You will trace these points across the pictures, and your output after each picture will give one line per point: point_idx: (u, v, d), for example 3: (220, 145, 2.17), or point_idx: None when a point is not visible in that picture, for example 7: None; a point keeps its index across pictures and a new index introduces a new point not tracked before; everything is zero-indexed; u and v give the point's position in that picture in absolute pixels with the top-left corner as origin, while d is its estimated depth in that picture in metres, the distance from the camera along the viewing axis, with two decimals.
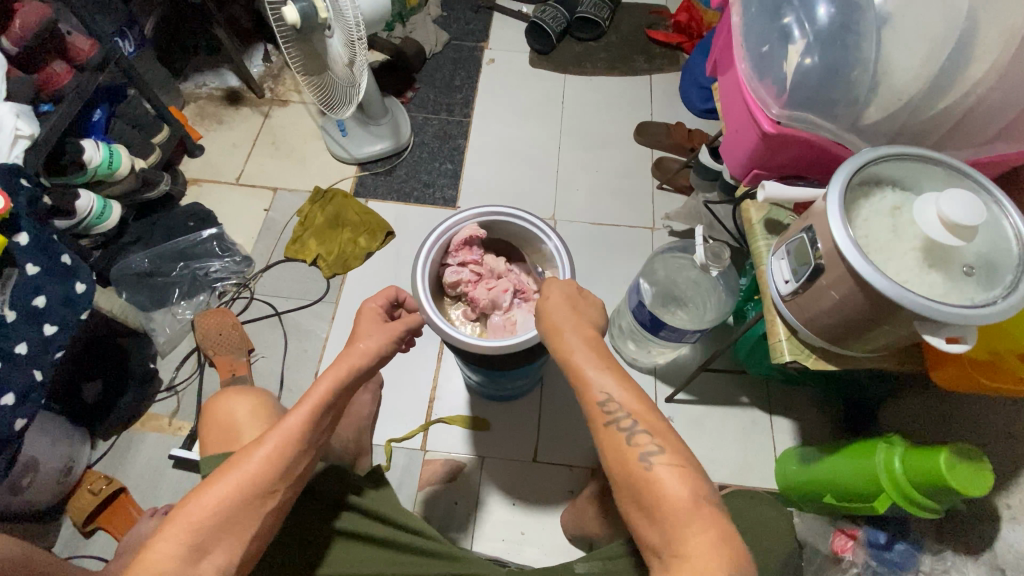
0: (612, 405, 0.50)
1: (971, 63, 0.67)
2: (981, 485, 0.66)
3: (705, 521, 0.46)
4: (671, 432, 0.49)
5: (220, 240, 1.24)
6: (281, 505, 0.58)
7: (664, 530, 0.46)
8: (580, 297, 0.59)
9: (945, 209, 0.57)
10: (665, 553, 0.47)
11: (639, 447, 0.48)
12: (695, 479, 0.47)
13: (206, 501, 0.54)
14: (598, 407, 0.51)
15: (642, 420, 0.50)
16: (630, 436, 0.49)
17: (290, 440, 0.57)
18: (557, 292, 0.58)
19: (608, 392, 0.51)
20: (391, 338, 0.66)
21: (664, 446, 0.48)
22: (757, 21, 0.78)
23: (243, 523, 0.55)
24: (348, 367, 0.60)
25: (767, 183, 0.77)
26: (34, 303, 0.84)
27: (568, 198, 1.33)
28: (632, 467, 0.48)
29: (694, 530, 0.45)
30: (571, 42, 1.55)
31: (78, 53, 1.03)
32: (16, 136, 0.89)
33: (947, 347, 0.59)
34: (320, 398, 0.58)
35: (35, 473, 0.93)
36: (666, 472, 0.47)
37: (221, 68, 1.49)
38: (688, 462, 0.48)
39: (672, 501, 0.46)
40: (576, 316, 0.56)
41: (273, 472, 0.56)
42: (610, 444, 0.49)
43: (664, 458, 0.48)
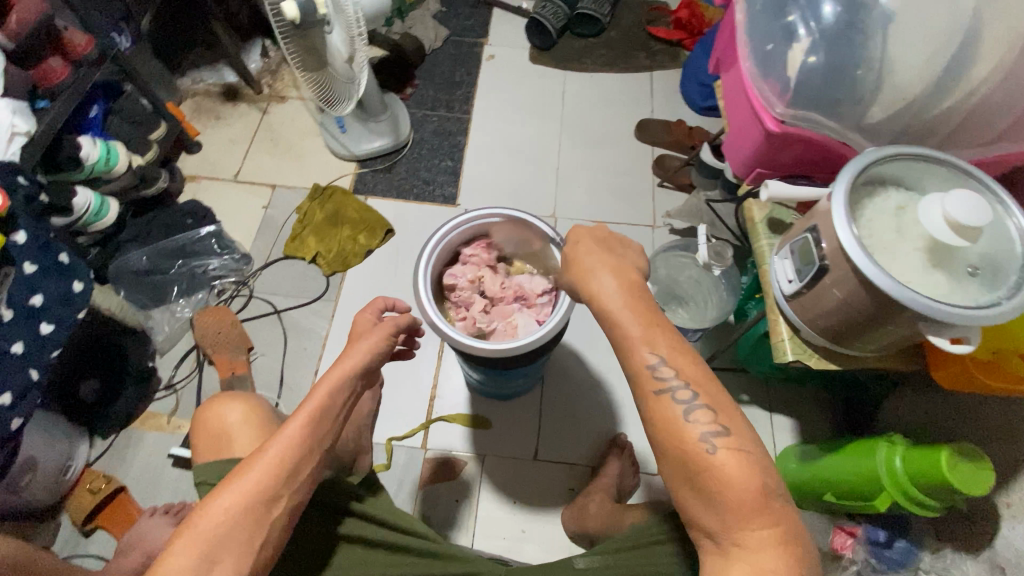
0: (664, 372, 0.49)
1: (977, 62, 0.66)
2: (982, 485, 0.66)
3: (772, 513, 0.46)
4: (734, 413, 0.49)
5: (219, 238, 1.23)
6: (290, 510, 0.58)
7: (725, 515, 0.46)
8: (611, 239, 0.58)
9: (950, 210, 0.57)
10: (721, 536, 0.47)
11: (699, 426, 0.48)
12: (759, 465, 0.47)
13: (212, 511, 0.54)
14: (651, 373, 0.49)
15: (701, 395, 0.49)
16: (688, 412, 0.48)
17: (292, 446, 0.57)
18: (586, 238, 0.57)
19: (661, 358, 0.50)
20: (386, 337, 0.65)
21: (729, 429, 0.47)
22: (762, 19, 0.79)
23: (251, 530, 0.54)
24: (344, 371, 0.61)
25: (772, 182, 0.77)
26: (31, 302, 0.83)
27: (569, 195, 1.33)
28: (690, 447, 0.47)
29: (757, 520, 0.45)
30: (571, 38, 1.54)
31: (74, 48, 1.02)
32: (13, 133, 0.88)
33: (951, 347, 0.59)
34: (319, 402, 0.59)
35: (33, 473, 0.92)
36: (727, 456, 0.46)
37: (219, 63, 1.48)
38: (751, 446, 0.47)
39: (737, 487, 0.46)
40: (615, 263, 0.55)
41: (276, 477, 0.56)
42: (664, 415, 0.49)
43: (725, 440, 0.47)
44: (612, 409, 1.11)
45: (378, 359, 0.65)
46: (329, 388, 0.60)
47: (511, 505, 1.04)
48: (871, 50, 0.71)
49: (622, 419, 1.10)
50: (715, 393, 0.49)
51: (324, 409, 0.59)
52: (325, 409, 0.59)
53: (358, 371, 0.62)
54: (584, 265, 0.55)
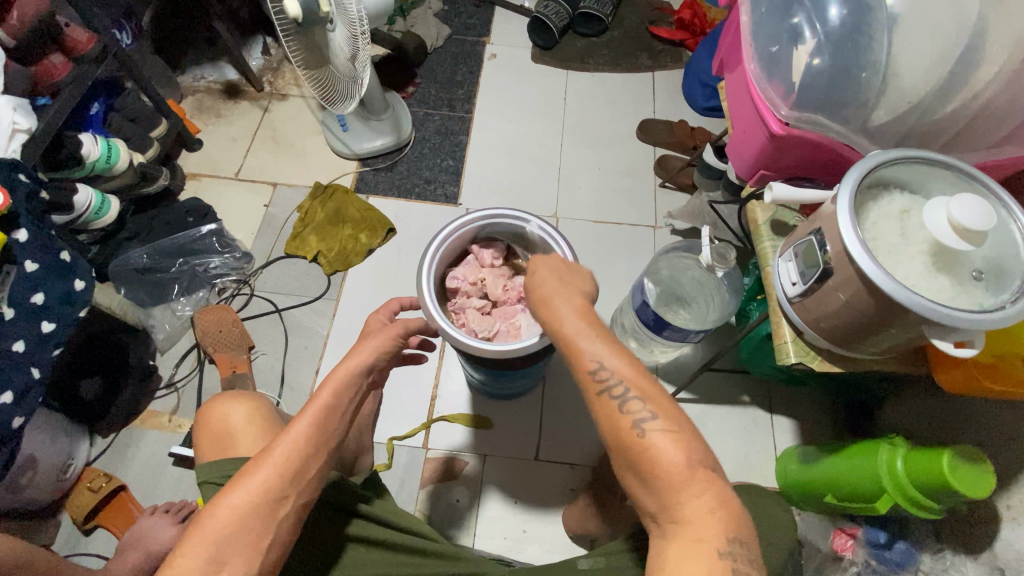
0: (604, 373, 0.49)
1: (982, 66, 0.67)
2: (984, 486, 0.66)
3: (702, 485, 0.46)
4: (663, 397, 0.48)
5: (220, 236, 1.22)
6: (298, 510, 0.57)
7: (660, 494, 0.46)
8: (568, 267, 0.57)
9: (956, 214, 0.57)
10: (661, 516, 0.47)
11: (632, 415, 0.47)
12: (692, 443, 0.47)
13: (220, 513, 0.54)
14: (590, 376, 0.49)
15: (636, 388, 0.48)
16: (623, 404, 0.48)
17: (298, 445, 0.57)
18: (547, 273, 0.55)
19: (601, 360, 0.49)
20: (394, 337, 0.65)
21: (659, 413, 0.47)
22: (767, 20, 0.78)
23: (258, 532, 0.54)
24: (349, 370, 0.61)
25: (776, 183, 0.77)
26: (33, 300, 0.83)
27: (571, 195, 1.32)
28: (626, 435, 0.47)
29: (689, 496, 0.45)
30: (573, 38, 1.54)
31: (76, 45, 1.01)
32: (14, 130, 0.88)
33: (955, 351, 0.59)
34: (325, 401, 0.59)
35: (34, 471, 0.92)
36: (659, 438, 0.46)
37: (220, 61, 1.47)
38: (684, 426, 0.48)
39: (667, 466, 0.46)
40: (566, 288, 0.54)
41: (283, 477, 0.56)
42: (603, 412, 0.48)
43: (657, 424, 0.47)
44: None
45: (384, 357, 0.64)
46: (334, 388, 0.60)
47: (511, 505, 1.04)
48: (877, 53, 0.71)
49: None
50: (643, 380, 0.49)
51: (330, 409, 0.59)
52: (331, 408, 0.59)
53: (363, 368, 0.62)
54: (544, 294, 0.54)
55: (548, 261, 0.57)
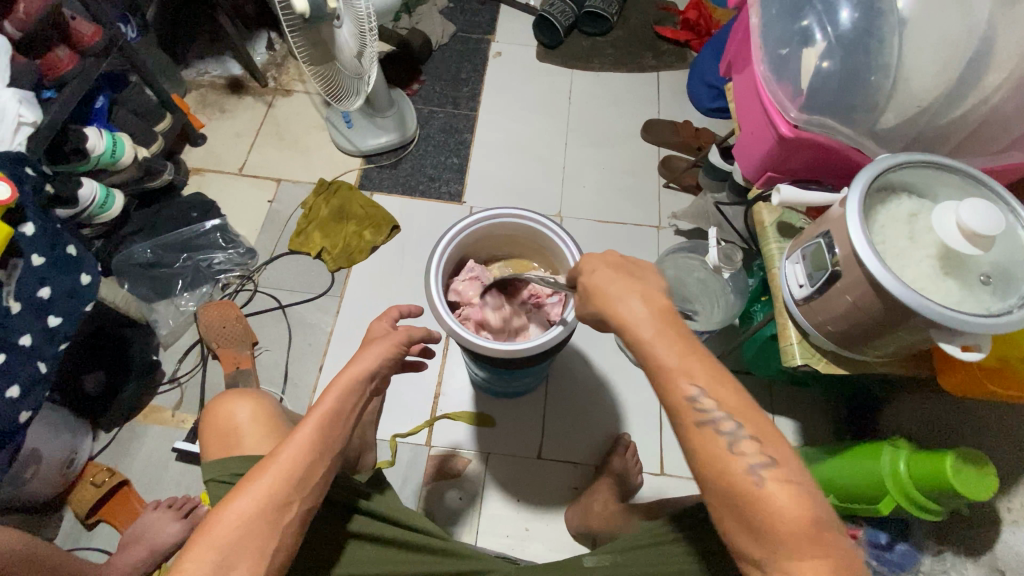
0: (706, 404, 0.47)
1: (989, 71, 0.67)
2: (984, 489, 0.67)
3: (825, 546, 0.43)
4: (782, 443, 0.47)
5: (224, 232, 1.22)
6: (303, 515, 0.57)
7: (771, 547, 0.44)
8: (629, 265, 0.57)
9: (965, 218, 0.58)
10: (768, 567, 0.44)
11: (745, 458, 0.46)
12: (811, 496, 0.45)
13: (227, 518, 0.54)
14: (693, 406, 0.47)
15: (747, 425, 0.47)
16: (733, 444, 0.46)
17: (303, 450, 0.57)
18: (603, 265, 0.57)
19: (701, 389, 0.48)
20: (397, 344, 0.66)
21: (778, 460, 0.45)
22: (776, 22, 0.79)
23: (264, 536, 0.54)
24: (353, 375, 0.61)
25: (783, 186, 0.77)
26: (39, 294, 0.83)
27: (575, 194, 1.33)
28: (736, 479, 0.46)
29: (806, 554, 0.43)
30: (579, 37, 1.54)
31: (81, 38, 1.01)
32: (19, 123, 0.88)
33: (962, 355, 0.59)
34: (329, 406, 0.59)
35: (38, 465, 0.92)
36: (777, 488, 0.44)
37: (224, 55, 1.47)
38: (802, 477, 0.46)
39: (786, 519, 0.43)
40: (642, 290, 0.53)
41: (288, 483, 0.56)
42: (710, 450, 0.47)
43: (774, 471, 0.45)
44: (616, 409, 1.12)
45: (386, 365, 0.65)
46: (338, 394, 0.60)
47: (514, 503, 1.04)
48: (888, 57, 0.72)
49: (626, 419, 1.11)
50: (759, 420, 0.48)
51: (334, 414, 0.59)
52: (335, 413, 0.59)
53: (366, 374, 0.62)
54: (607, 294, 0.54)
55: (604, 256, 0.58)
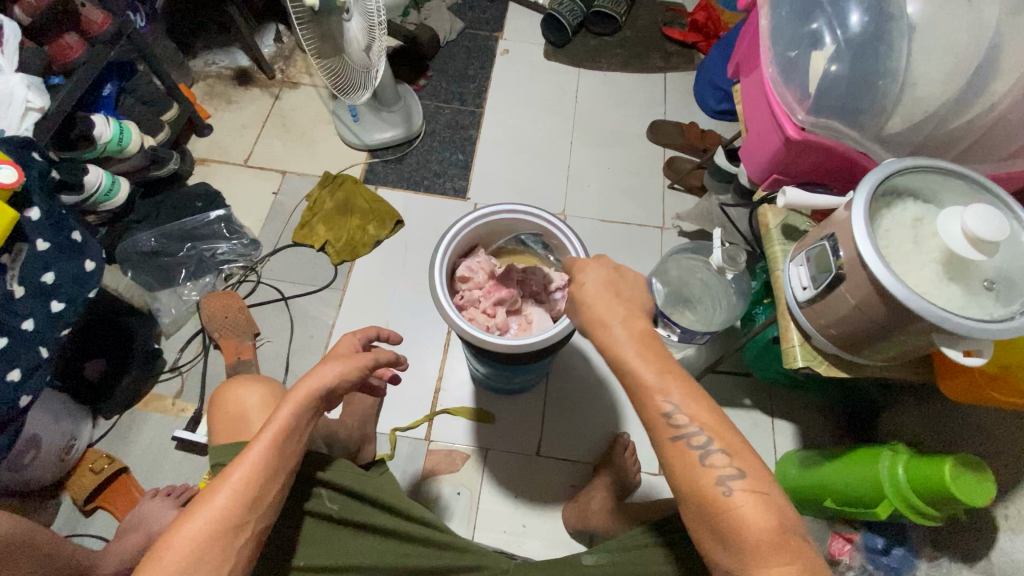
0: (680, 419, 0.50)
1: (997, 78, 0.67)
2: (980, 498, 0.67)
3: (790, 551, 0.45)
4: (751, 455, 0.49)
5: (228, 222, 1.22)
6: (258, 535, 0.57)
7: (740, 555, 0.47)
8: (619, 278, 0.58)
9: (969, 224, 0.58)
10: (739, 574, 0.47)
11: (716, 470, 0.49)
12: (778, 504, 0.48)
13: (178, 543, 0.53)
14: (665, 421, 0.50)
15: (717, 439, 0.50)
16: (704, 457, 0.49)
17: (256, 470, 0.57)
18: (594, 276, 0.57)
19: (675, 404, 0.51)
20: (359, 364, 0.66)
21: (746, 472, 0.48)
22: (786, 25, 0.80)
23: (218, 559, 0.53)
24: (309, 393, 0.61)
25: (789, 188, 0.77)
26: (43, 279, 0.83)
27: (579, 193, 1.33)
28: (708, 491, 0.49)
29: (772, 560, 0.45)
30: (586, 36, 1.54)
31: (90, 25, 1.01)
32: (26, 109, 0.88)
33: (964, 360, 0.59)
34: (282, 424, 0.59)
35: (37, 450, 0.92)
36: (744, 498, 0.47)
37: (232, 46, 1.47)
38: (770, 489, 0.48)
39: (754, 529, 0.46)
40: (628, 308, 0.55)
41: (241, 503, 0.55)
42: (682, 461, 0.50)
43: (742, 483, 0.48)
44: (616, 408, 1.12)
45: (346, 383, 0.65)
46: (292, 411, 0.60)
47: (511, 500, 1.04)
48: (896, 62, 0.71)
49: (625, 418, 1.11)
50: (729, 435, 0.50)
51: (287, 432, 0.59)
52: (288, 432, 0.59)
53: (324, 391, 0.62)
54: (602, 308, 0.55)
55: (599, 266, 0.58)
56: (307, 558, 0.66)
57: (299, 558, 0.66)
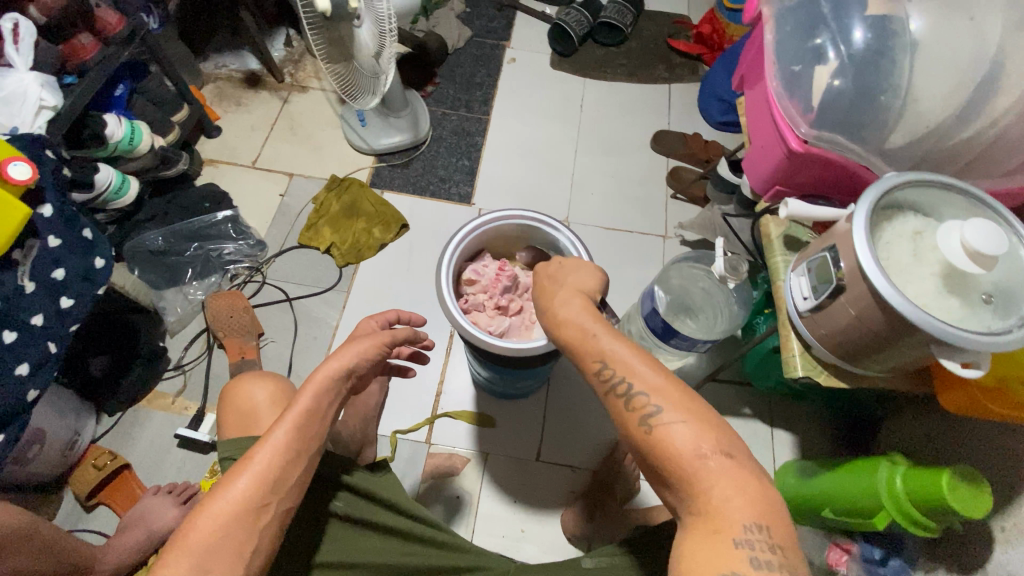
0: (608, 372, 0.51)
1: (998, 95, 0.68)
2: (981, 507, 0.67)
3: (713, 474, 0.44)
4: (674, 388, 0.48)
5: (236, 223, 1.24)
6: (280, 517, 0.56)
7: (679, 492, 0.46)
8: (568, 267, 0.60)
9: (968, 236, 0.59)
10: (684, 509, 0.46)
11: (639, 413, 0.48)
12: (706, 432, 0.46)
13: (202, 523, 0.52)
14: (596, 376, 0.51)
15: (638, 380, 0.49)
16: (629, 401, 0.48)
17: (278, 452, 0.57)
18: (554, 267, 0.61)
19: (602, 358, 0.51)
20: (379, 343, 0.66)
21: (663, 404, 0.47)
22: (790, 39, 0.81)
23: (241, 539, 0.53)
24: (329, 374, 0.60)
25: (791, 200, 0.78)
26: (53, 275, 0.84)
27: (583, 200, 1.34)
28: (635, 430, 0.48)
29: (706, 486, 0.45)
30: (592, 46, 1.56)
31: (105, 26, 1.02)
32: (40, 107, 0.90)
33: (962, 372, 0.60)
34: (304, 407, 0.59)
35: (42, 445, 0.93)
36: (670, 431, 0.46)
37: (242, 50, 1.49)
38: (694, 413, 0.47)
39: (681, 460, 0.45)
40: (569, 287, 0.57)
41: (263, 484, 0.55)
42: (611, 410, 0.50)
43: (665, 416, 0.47)
44: (613, 415, 1.12)
45: (366, 362, 0.65)
46: (314, 391, 0.59)
47: (510, 504, 1.04)
48: (897, 78, 0.73)
49: None
50: (654, 375, 0.49)
51: (310, 413, 0.59)
52: (310, 413, 0.59)
53: (342, 374, 0.62)
54: (544, 291, 0.59)
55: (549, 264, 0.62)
56: (327, 555, 0.67)
57: (319, 556, 0.67)
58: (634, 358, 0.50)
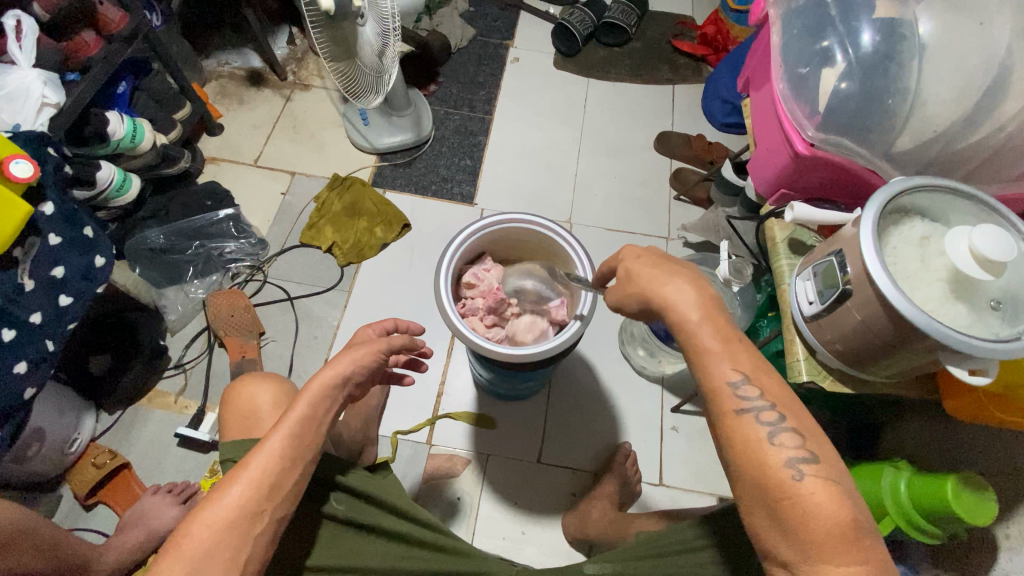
0: (748, 393, 0.50)
1: (1007, 99, 0.67)
2: (983, 516, 0.66)
3: (859, 551, 0.43)
4: (825, 442, 0.48)
5: (237, 221, 1.23)
6: (274, 527, 0.55)
7: (804, 547, 0.44)
8: (683, 263, 0.58)
9: (977, 243, 0.58)
10: (798, 567, 0.45)
11: (785, 450, 0.47)
12: (852, 497, 0.45)
13: (196, 529, 0.52)
14: (733, 394, 0.50)
15: (789, 419, 0.49)
16: (773, 436, 0.48)
17: (274, 458, 0.56)
18: (648, 257, 0.58)
19: (746, 379, 0.50)
20: (376, 351, 0.66)
21: (819, 457, 0.47)
22: (797, 41, 0.82)
23: (234, 545, 0.52)
24: (325, 381, 0.61)
25: (797, 204, 0.77)
26: (53, 273, 0.83)
27: (585, 201, 1.33)
28: (777, 473, 0.47)
29: (839, 557, 0.43)
30: (596, 46, 1.55)
31: (108, 24, 1.02)
32: (42, 104, 0.90)
33: (969, 379, 0.60)
34: (298, 415, 0.58)
35: (41, 444, 0.93)
36: (816, 484, 0.45)
37: (245, 48, 1.48)
38: (843, 480, 0.46)
39: (823, 519, 0.44)
40: (708, 294, 0.55)
41: (259, 492, 0.55)
42: (744, 437, 0.49)
43: (813, 467, 0.46)
44: (615, 418, 1.12)
45: (362, 371, 0.64)
46: (309, 400, 0.59)
47: (511, 507, 1.04)
48: (906, 81, 0.73)
49: (626, 428, 1.11)
50: (802, 418, 0.49)
51: (305, 420, 0.59)
52: (305, 420, 0.59)
53: (338, 381, 0.62)
54: (648, 280, 0.56)
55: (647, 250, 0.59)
56: (320, 559, 0.67)
57: (311, 559, 0.67)
58: (784, 390, 0.50)
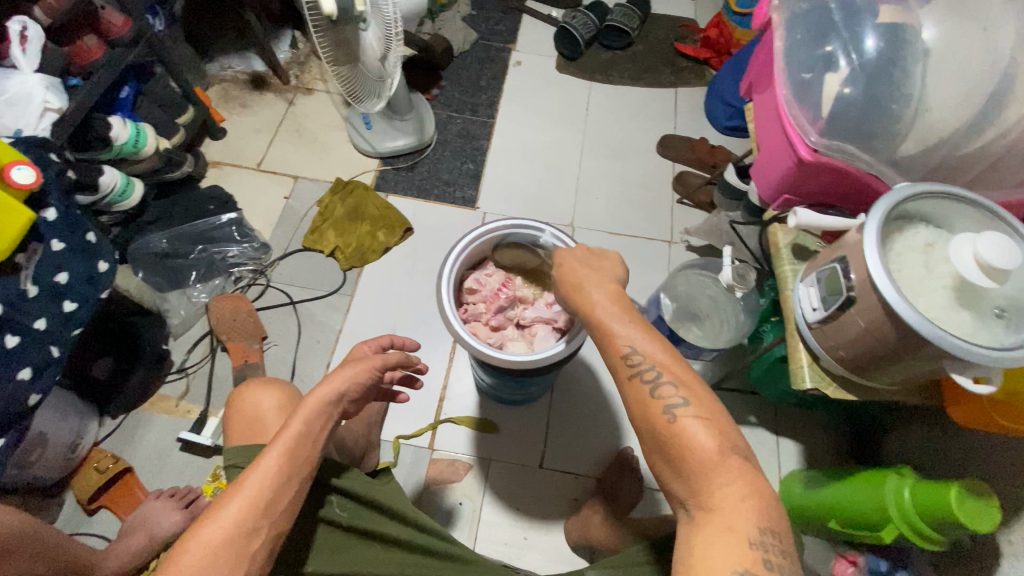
0: (636, 358, 0.52)
1: (1010, 105, 0.67)
2: (984, 522, 0.66)
3: (731, 472, 0.47)
4: (696, 385, 0.51)
5: (239, 226, 1.24)
6: (271, 542, 0.55)
7: (689, 481, 0.48)
8: (593, 255, 0.62)
9: (980, 251, 0.58)
10: (691, 501, 0.48)
11: (663, 400, 0.50)
12: (722, 428, 0.49)
13: (192, 549, 0.52)
14: (624, 360, 0.53)
15: (667, 373, 0.51)
16: (655, 389, 0.50)
17: (269, 475, 0.56)
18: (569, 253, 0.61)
19: (634, 346, 0.53)
20: (371, 368, 0.65)
21: (689, 399, 0.50)
22: (800, 47, 0.82)
23: (229, 564, 0.52)
24: (320, 398, 0.61)
25: (800, 209, 0.77)
26: (56, 279, 0.84)
27: (588, 205, 1.33)
28: (656, 420, 0.50)
29: (720, 481, 0.47)
30: (598, 50, 1.55)
31: (111, 27, 1.02)
32: (45, 109, 0.90)
33: (974, 387, 0.59)
34: (293, 432, 0.58)
35: (43, 449, 0.93)
36: (691, 423, 0.49)
37: (247, 51, 1.49)
38: (716, 416, 0.50)
39: (699, 452, 0.48)
40: (598, 275, 0.59)
41: (255, 509, 0.55)
42: (635, 397, 0.51)
43: (688, 410, 0.49)
44: (617, 422, 1.12)
45: (358, 387, 0.64)
46: (304, 417, 0.60)
47: (513, 513, 1.04)
48: (911, 86, 0.72)
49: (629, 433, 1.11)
50: (681, 371, 0.52)
51: (300, 437, 0.59)
52: (301, 436, 0.59)
53: (333, 398, 0.62)
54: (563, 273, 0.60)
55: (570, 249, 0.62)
56: (317, 563, 0.67)
57: (309, 564, 0.67)
58: (663, 348, 0.53)
